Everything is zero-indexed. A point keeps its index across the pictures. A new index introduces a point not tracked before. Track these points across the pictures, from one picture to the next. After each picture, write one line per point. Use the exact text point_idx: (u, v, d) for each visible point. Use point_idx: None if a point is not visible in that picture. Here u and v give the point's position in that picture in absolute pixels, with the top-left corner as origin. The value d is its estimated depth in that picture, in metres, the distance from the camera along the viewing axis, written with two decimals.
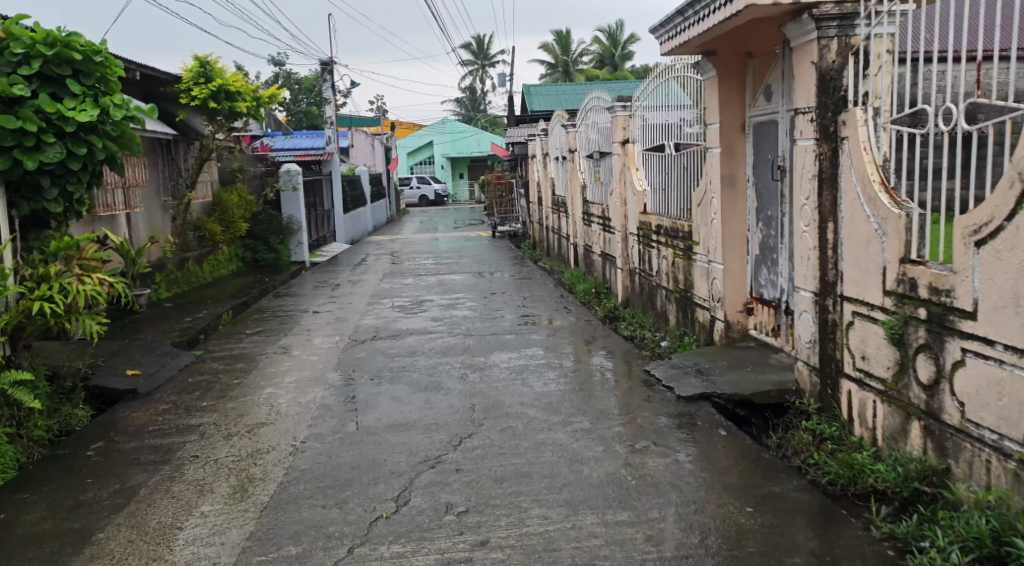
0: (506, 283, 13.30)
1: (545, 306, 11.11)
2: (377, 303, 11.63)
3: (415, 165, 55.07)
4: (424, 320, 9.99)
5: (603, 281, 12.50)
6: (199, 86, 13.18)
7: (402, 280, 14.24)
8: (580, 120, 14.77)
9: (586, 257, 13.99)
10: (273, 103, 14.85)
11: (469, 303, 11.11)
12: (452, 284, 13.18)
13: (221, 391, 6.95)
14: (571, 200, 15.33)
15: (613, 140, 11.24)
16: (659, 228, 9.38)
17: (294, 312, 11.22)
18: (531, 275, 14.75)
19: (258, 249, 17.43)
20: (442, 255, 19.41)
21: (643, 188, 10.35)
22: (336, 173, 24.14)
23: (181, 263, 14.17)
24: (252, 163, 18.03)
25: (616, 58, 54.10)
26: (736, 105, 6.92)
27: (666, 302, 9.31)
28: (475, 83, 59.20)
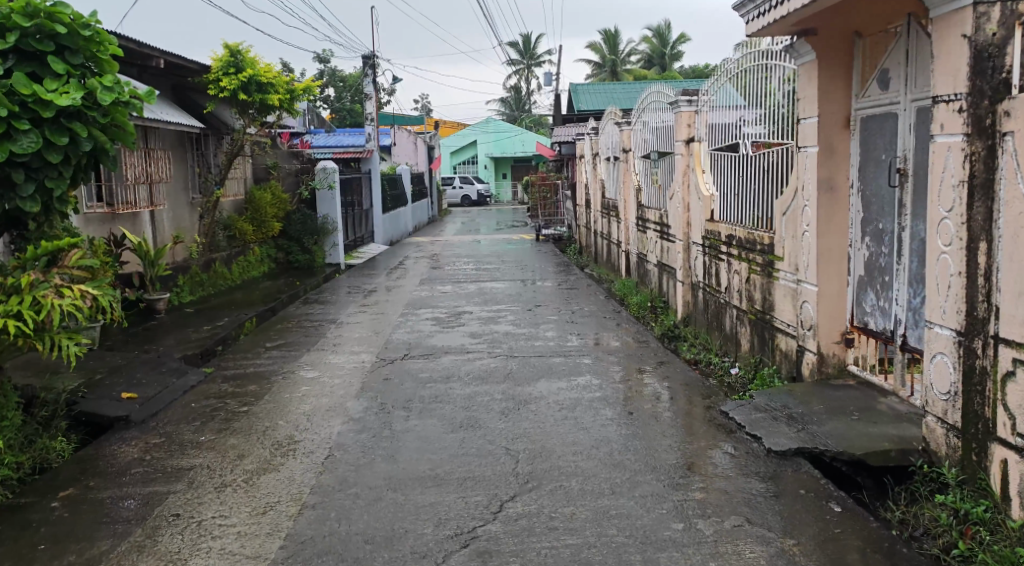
0: (554, 294, 12.23)
1: (597, 322, 10.03)
2: (412, 314, 10.65)
3: (458, 165, 54.34)
4: (463, 337, 8.97)
5: (659, 294, 11.37)
6: (229, 76, 12.32)
7: (440, 288, 13.26)
8: (636, 117, 13.64)
9: (640, 266, 12.87)
10: (309, 96, 13.89)
11: (514, 317, 10.06)
12: (495, 294, 12.13)
13: (223, 422, 5.95)
14: (624, 205, 14.22)
15: (675, 139, 10.09)
16: (730, 240, 8.25)
17: (321, 322, 10.29)
18: (578, 285, 13.69)
19: (291, 251, 16.60)
20: (483, 259, 18.43)
21: (710, 192, 9.22)
22: (376, 172, 23.28)
23: (208, 265, 13.33)
24: (287, 160, 17.22)
25: (665, 58, 52.69)
26: (840, 96, 5.79)
27: (736, 323, 8.18)
28: (521, 83, 58.22)
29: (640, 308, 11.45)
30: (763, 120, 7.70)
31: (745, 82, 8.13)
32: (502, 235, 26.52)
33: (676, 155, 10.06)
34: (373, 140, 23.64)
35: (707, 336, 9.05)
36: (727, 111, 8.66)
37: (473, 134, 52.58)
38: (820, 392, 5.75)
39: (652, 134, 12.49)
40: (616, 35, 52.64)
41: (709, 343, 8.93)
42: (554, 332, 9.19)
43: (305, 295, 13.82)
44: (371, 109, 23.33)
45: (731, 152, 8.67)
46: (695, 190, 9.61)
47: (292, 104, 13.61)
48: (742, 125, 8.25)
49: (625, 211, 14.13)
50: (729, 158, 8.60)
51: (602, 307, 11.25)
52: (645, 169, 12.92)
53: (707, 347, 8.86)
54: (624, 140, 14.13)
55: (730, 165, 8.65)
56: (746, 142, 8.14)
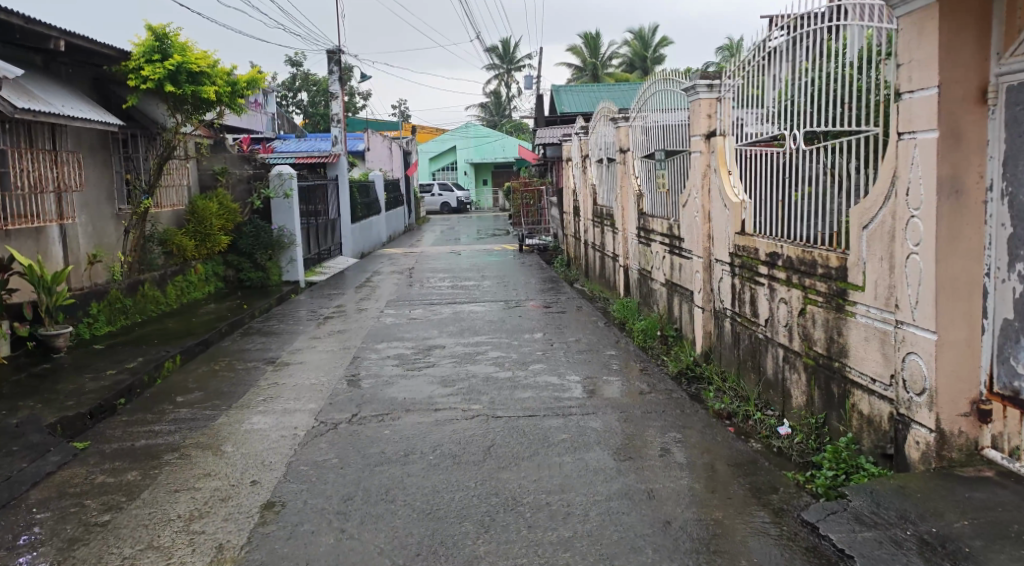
0: (543, 319, 10.30)
1: (598, 357, 8.13)
2: (372, 348, 8.69)
3: (437, 171, 52.47)
4: (433, 385, 7.03)
5: (671, 321, 9.48)
6: (152, 63, 10.35)
7: (410, 311, 11.33)
8: (635, 110, 11.72)
9: (645, 285, 10.97)
10: (254, 89, 11.91)
11: (498, 354, 8.11)
12: (474, 321, 10.17)
13: (64, 549, 4.03)
14: (621, 213, 12.33)
15: (691, 133, 8.18)
16: (773, 260, 6.39)
17: (259, 360, 8.31)
18: (570, 306, 11.81)
19: (241, 267, 14.59)
20: (461, 273, 16.54)
21: (740, 198, 7.36)
22: (343, 179, 21.28)
23: (134, 287, 11.33)
24: (238, 164, 15.08)
25: (647, 61, 51.11)
26: (970, 58, 4.03)
27: (782, 366, 6.34)
28: (501, 87, 56.53)
29: (649, 339, 9.56)
30: (826, 103, 5.88)
31: (797, 54, 6.29)
32: (481, 245, 24.57)
33: (694, 152, 8.18)
34: (340, 143, 21.59)
35: (739, 379, 7.18)
36: (770, 95, 6.81)
37: (452, 139, 50.67)
38: (952, 489, 3.90)
39: (657, 131, 10.58)
40: (597, 38, 51.04)
41: (744, 390, 7.07)
42: (551, 376, 7.26)
43: (253, 319, 11.87)
44: (337, 109, 21.28)
45: (773, 146, 6.85)
46: (719, 195, 7.74)
47: (232, 100, 11.67)
48: (789, 111, 6.44)
49: (623, 220, 12.22)
50: (771, 154, 6.77)
51: (602, 337, 9.32)
52: (649, 171, 11.02)
53: (742, 395, 6.99)
54: (620, 137, 12.22)
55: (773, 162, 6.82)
56: (796, 131, 6.33)
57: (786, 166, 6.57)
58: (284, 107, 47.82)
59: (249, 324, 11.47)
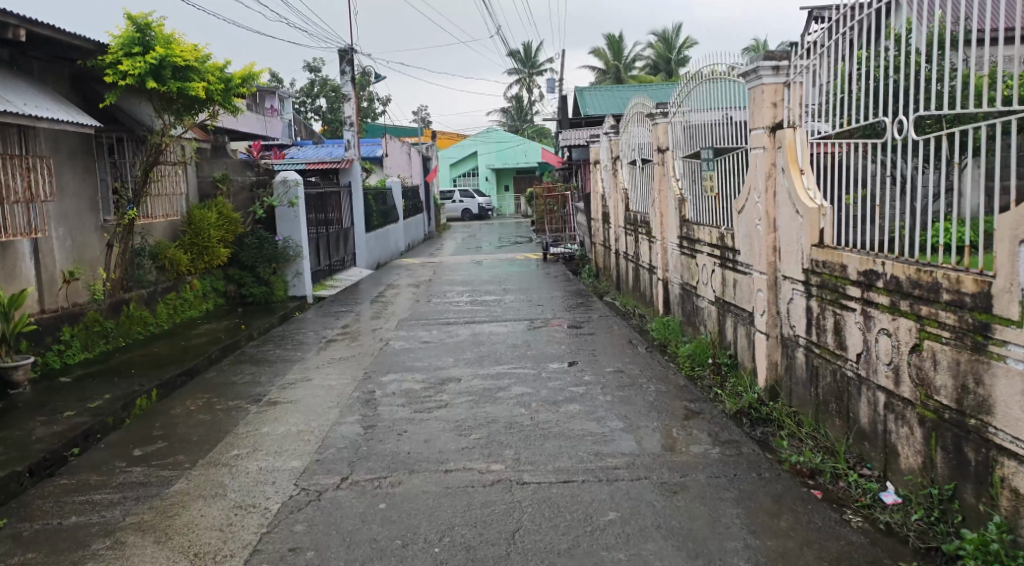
0: (576, 342, 9.00)
1: (643, 392, 6.85)
2: (377, 380, 7.47)
3: (458, 177, 51.37)
4: (446, 433, 5.79)
5: (725, 346, 8.17)
6: (132, 57, 9.20)
7: (424, 331, 10.11)
8: (676, 104, 10.41)
9: (690, 303, 9.65)
10: (249, 86, 10.77)
11: (525, 390, 6.85)
12: (496, 345, 8.90)
13: None
14: (660, 221, 11.01)
15: (752, 125, 6.89)
16: (870, 279, 5.10)
17: (246, 396, 7.09)
18: (604, 325, 10.54)
19: (243, 281, 13.43)
20: (482, 286, 15.33)
21: (819, 203, 6.05)
22: (357, 185, 20.12)
23: (117, 307, 10.20)
24: (240, 170, 13.89)
25: (671, 63, 49.70)
26: None
27: (880, 415, 5.06)
28: (522, 92, 55.45)
29: (700, 368, 8.24)
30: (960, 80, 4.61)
31: (910, 19, 4.99)
32: (504, 254, 23.34)
33: (755, 148, 6.88)
34: (353, 148, 20.45)
35: (822, 424, 5.87)
36: (865, 75, 5.53)
37: (473, 144, 49.53)
38: None
39: (704, 126, 9.26)
40: (619, 40, 49.85)
41: (828, 440, 5.75)
42: (592, 422, 5.96)
43: (253, 341, 10.71)
44: (350, 112, 20.15)
45: (873, 136, 5.54)
46: (789, 199, 6.44)
47: (225, 100, 10.53)
48: (900, 90, 5.13)
49: (662, 229, 10.91)
50: (870, 144, 5.46)
51: (646, 363, 8.00)
52: (694, 174, 9.70)
53: (828, 446, 5.68)
54: (658, 136, 10.89)
55: (873, 157, 5.51)
56: (908, 115, 5.04)
57: (894, 161, 5.27)
58: (301, 113, 46.88)
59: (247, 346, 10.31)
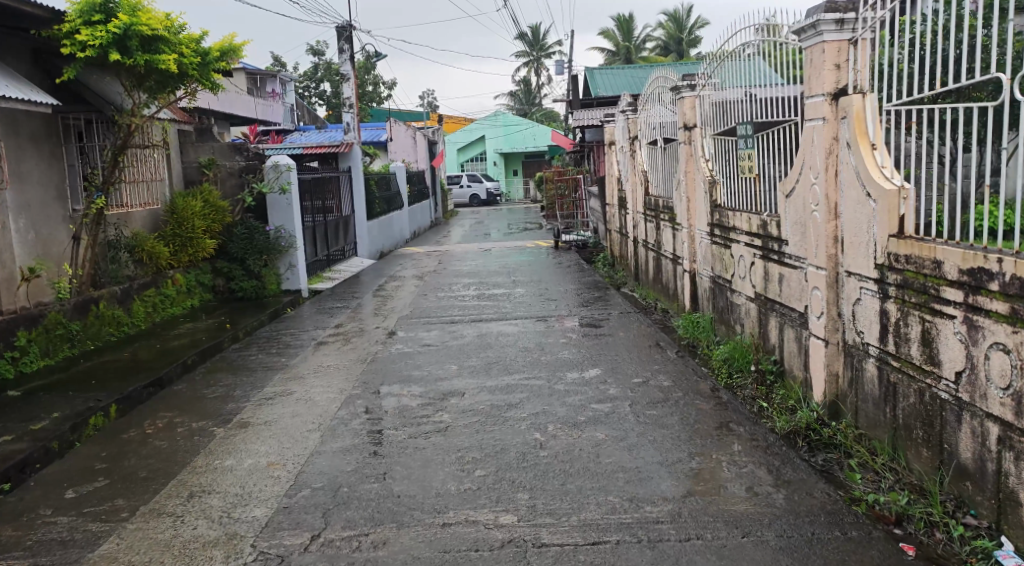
0: (596, 344, 7.95)
1: (680, 408, 5.79)
2: (368, 395, 6.44)
3: (466, 163, 50.23)
4: (446, 469, 4.75)
5: (769, 350, 7.11)
6: (93, 25, 8.16)
7: (426, 332, 9.07)
8: (707, 76, 9.27)
9: (725, 299, 8.58)
10: (228, 60, 9.74)
11: (542, 410, 5.80)
12: (507, 349, 7.85)
13: None
14: (686, 206, 9.91)
15: (807, 92, 5.83)
16: (979, 280, 4.07)
17: (216, 415, 6.06)
18: (625, 322, 9.49)
19: (232, 275, 12.43)
20: (491, 278, 14.29)
21: (898, 183, 4.97)
22: (357, 170, 19.05)
23: (84, 307, 9.19)
24: (228, 154, 12.85)
25: (682, 44, 48.29)
26: None
27: (994, 452, 4.03)
28: (531, 75, 54.21)
29: (740, 376, 7.18)
30: None
31: None
32: (514, 242, 22.29)
33: (812, 120, 5.81)
34: (353, 131, 19.36)
35: (905, 455, 4.83)
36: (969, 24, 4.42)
37: (480, 128, 48.38)
38: None
39: (742, 99, 8.14)
40: (630, 20, 48.53)
41: (913, 475, 4.71)
42: (626, 454, 4.91)
43: (238, 341, 9.70)
44: (349, 92, 19.05)
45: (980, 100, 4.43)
46: (855, 180, 5.36)
47: (202, 75, 9.49)
48: None
49: (689, 215, 9.81)
50: (977, 111, 4.36)
51: (680, 370, 6.94)
52: (731, 154, 8.59)
53: (914, 483, 4.64)
54: (684, 111, 9.75)
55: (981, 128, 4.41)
56: None
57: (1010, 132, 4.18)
58: (306, 99, 45.78)
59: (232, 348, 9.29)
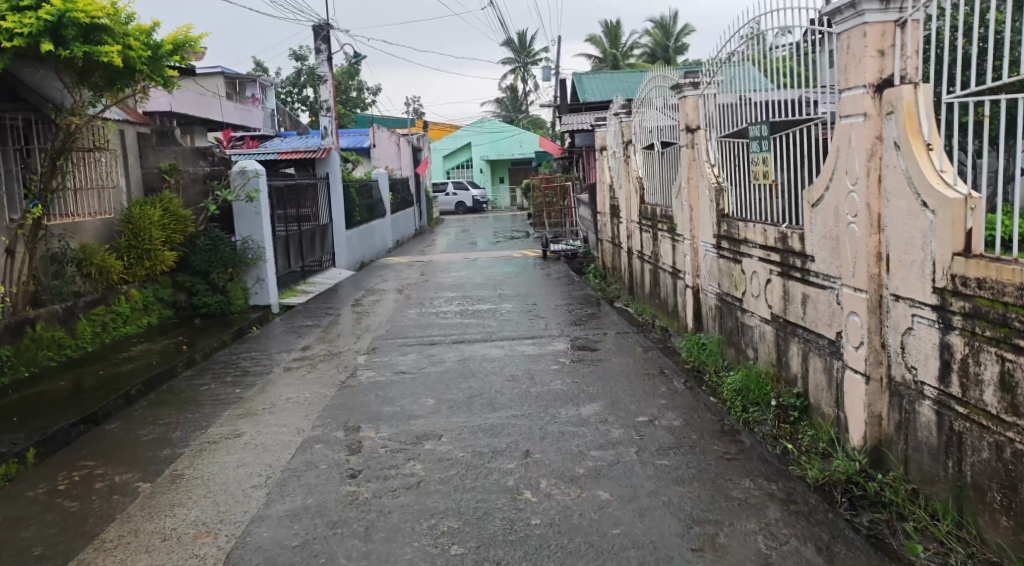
0: (593, 372, 7.05)
1: (696, 456, 4.90)
2: (330, 437, 5.51)
3: (451, 169, 49.38)
4: (416, 546, 3.84)
5: (791, 381, 6.23)
6: (20, 11, 7.22)
7: (402, 356, 8.16)
8: (712, 72, 8.41)
9: (735, 319, 7.70)
10: (183, 54, 8.84)
11: (534, 460, 4.88)
12: (492, 377, 6.94)
13: None
14: (689, 216, 9.04)
15: (843, 85, 4.98)
16: None
17: (148, 465, 5.11)
18: (622, 343, 8.61)
19: (194, 290, 11.46)
20: (475, 291, 13.40)
21: (963, 191, 4.11)
22: (335, 177, 18.09)
23: (18, 329, 8.26)
24: (192, 159, 11.91)
25: (669, 51, 47.63)
26: None
27: None
28: (517, 82, 53.47)
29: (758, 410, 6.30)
30: None
31: None
32: (500, 252, 21.41)
33: (849, 117, 4.96)
34: (330, 136, 18.41)
35: (978, 523, 3.98)
36: None
37: (466, 134, 47.54)
38: None
39: (753, 97, 7.28)
40: (617, 27, 47.84)
41: (991, 549, 3.87)
42: (638, 525, 4.00)
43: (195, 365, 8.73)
44: (327, 95, 18.13)
45: None
46: (905, 187, 4.50)
47: (153, 72, 8.60)
48: None
49: (691, 225, 8.95)
50: None
51: (691, 404, 6.04)
52: (742, 157, 7.73)
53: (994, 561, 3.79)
54: (685, 112, 8.88)
55: None
56: None
57: None
58: (288, 105, 44.77)
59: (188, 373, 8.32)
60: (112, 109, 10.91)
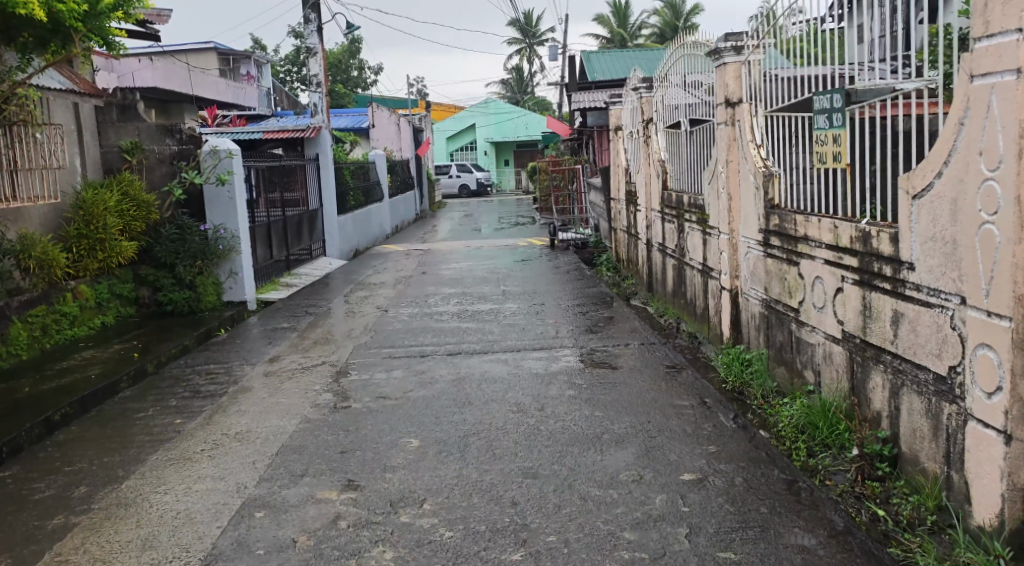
0: (618, 401, 5.72)
1: (771, 541, 3.57)
2: (278, 499, 4.19)
3: (455, 151, 47.91)
4: None
5: (876, 421, 4.89)
6: None
7: (386, 372, 6.83)
8: (761, 32, 6.99)
9: (787, 333, 6.36)
10: (130, 8, 7.45)
11: (547, 549, 3.54)
12: (492, 407, 5.61)
13: None
14: (725, 205, 7.67)
15: (982, 32, 3.63)
16: None
17: (28, 544, 3.81)
18: (649, 356, 7.25)
19: (159, 284, 10.13)
20: (476, 287, 12.07)
21: None
22: (325, 158, 16.69)
23: None
24: (156, 137, 10.54)
25: (678, 31, 45.94)
26: None
27: None
28: (522, 63, 51.86)
29: (834, 460, 4.95)
30: None
31: None
32: (504, 239, 20.05)
33: (988, 77, 3.61)
34: (320, 113, 16.99)
35: None
36: None
37: (471, 115, 46.04)
38: None
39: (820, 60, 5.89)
40: (626, 6, 46.18)
41: None
42: None
43: (153, 375, 7.41)
44: (316, 69, 16.70)
45: None
46: None
47: (91, 32, 7.22)
48: None
49: (729, 217, 7.57)
50: None
51: (753, 447, 4.70)
52: (807, 133, 6.34)
53: None
54: (724, 82, 7.47)
55: None
56: None
57: None
58: (287, 84, 43.27)
59: (140, 386, 6.97)
60: (52, 72, 9.11)
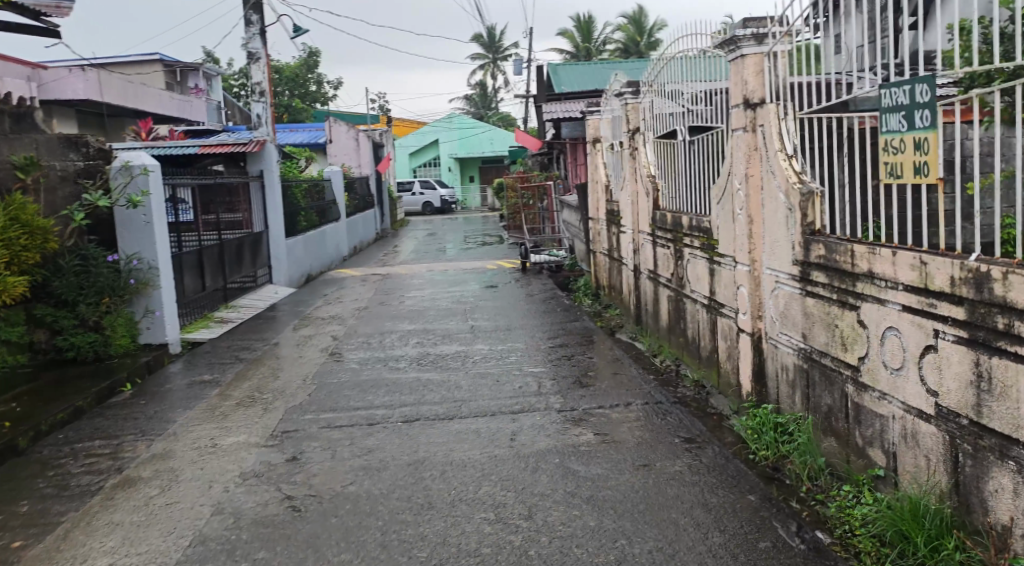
0: (631, 502, 4.22)
1: None
2: None
3: (418, 168, 46.34)
4: None
5: (1009, 542, 3.47)
6: None
7: (321, 452, 5.27)
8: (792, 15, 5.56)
9: (840, 395, 4.90)
10: None
11: None
12: (461, 517, 4.09)
13: None
14: (744, 230, 6.22)
15: None
16: None
17: None
18: (656, 422, 5.77)
19: (58, 326, 8.43)
20: (439, 321, 10.52)
21: None
22: (272, 175, 15.06)
23: None
24: (59, 151, 8.79)
25: (643, 45, 44.92)
26: None
27: None
28: (486, 78, 50.55)
29: None
30: None
31: None
32: (471, 261, 18.54)
33: None
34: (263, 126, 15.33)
35: None
36: None
37: (434, 130, 44.52)
38: None
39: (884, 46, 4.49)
40: (590, 20, 45.12)
41: None
42: None
43: (21, 453, 5.70)
44: (259, 77, 15.06)
45: None
46: None
47: None
48: None
49: (749, 244, 6.13)
50: None
51: None
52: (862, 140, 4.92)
53: None
54: (740, 78, 6.03)
55: None
56: None
57: None
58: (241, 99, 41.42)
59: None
60: None
